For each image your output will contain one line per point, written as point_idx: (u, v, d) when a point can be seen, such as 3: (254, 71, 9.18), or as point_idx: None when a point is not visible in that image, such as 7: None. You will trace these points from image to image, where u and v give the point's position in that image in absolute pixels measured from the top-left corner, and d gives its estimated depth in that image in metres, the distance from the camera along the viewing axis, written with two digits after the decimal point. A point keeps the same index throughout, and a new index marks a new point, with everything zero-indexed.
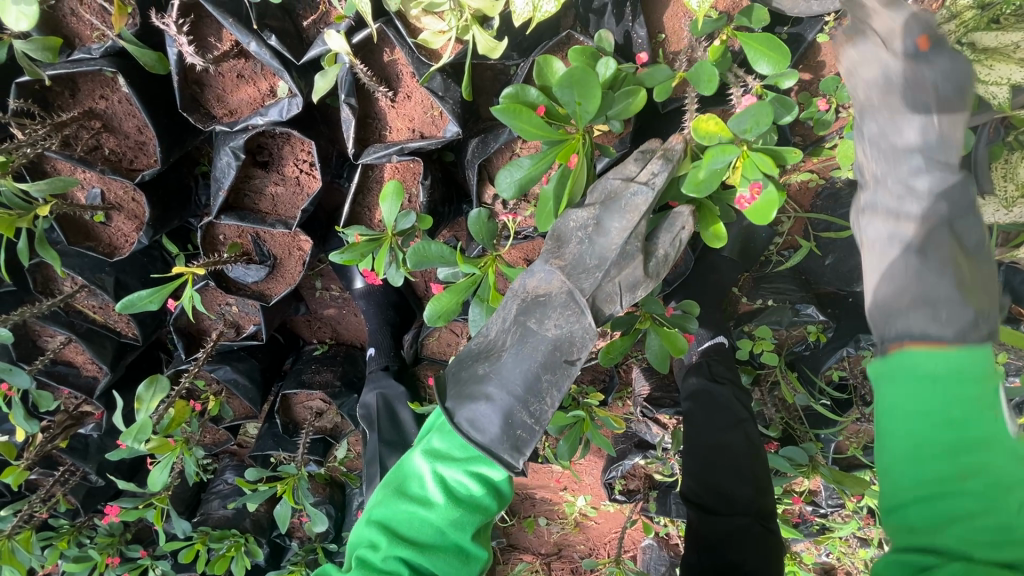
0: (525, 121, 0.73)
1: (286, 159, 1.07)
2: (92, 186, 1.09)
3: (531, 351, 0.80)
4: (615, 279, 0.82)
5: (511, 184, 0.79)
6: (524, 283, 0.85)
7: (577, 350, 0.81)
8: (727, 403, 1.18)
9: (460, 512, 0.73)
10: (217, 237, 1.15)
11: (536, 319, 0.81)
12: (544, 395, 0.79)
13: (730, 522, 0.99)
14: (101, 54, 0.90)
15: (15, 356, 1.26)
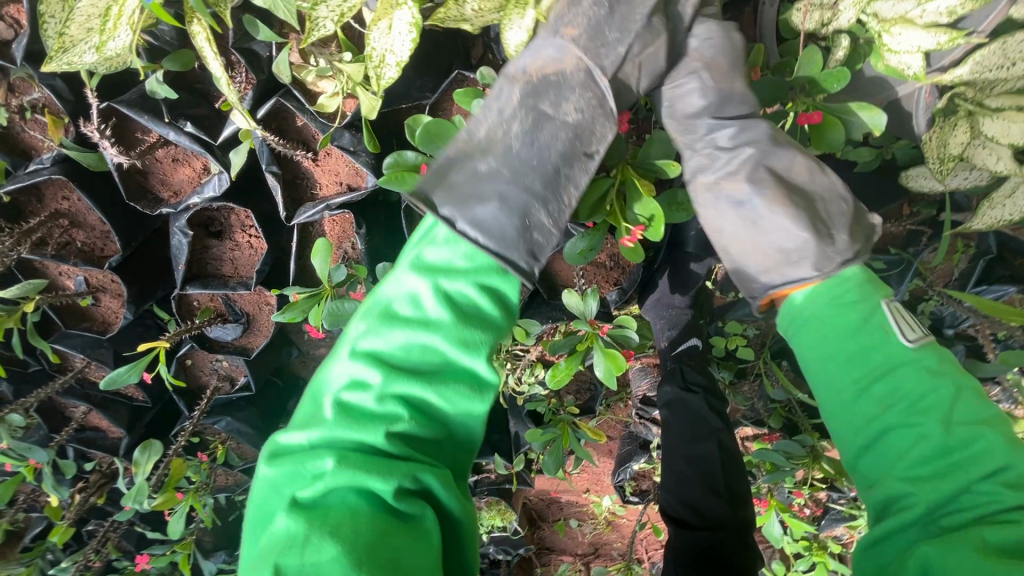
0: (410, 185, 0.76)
1: (235, 227, 1.14)
2: (76, 274, 1.20)
3: (548, 140, 0.72)
4: (641, 55, 0.74)
5: None
6: (525, 64, 0.73)
7: (596, 141, 0.74)
8: (699, 410, 1.11)
9: (469, 327, 0.62)
10: (192, 303, 1.24)
11: (550, 103, 0.72)
12: (562, 190, 0.72)
13: (704, 540, 0.96)
14: (52, 162, 1.00)
15: (46, 428, 1.41)
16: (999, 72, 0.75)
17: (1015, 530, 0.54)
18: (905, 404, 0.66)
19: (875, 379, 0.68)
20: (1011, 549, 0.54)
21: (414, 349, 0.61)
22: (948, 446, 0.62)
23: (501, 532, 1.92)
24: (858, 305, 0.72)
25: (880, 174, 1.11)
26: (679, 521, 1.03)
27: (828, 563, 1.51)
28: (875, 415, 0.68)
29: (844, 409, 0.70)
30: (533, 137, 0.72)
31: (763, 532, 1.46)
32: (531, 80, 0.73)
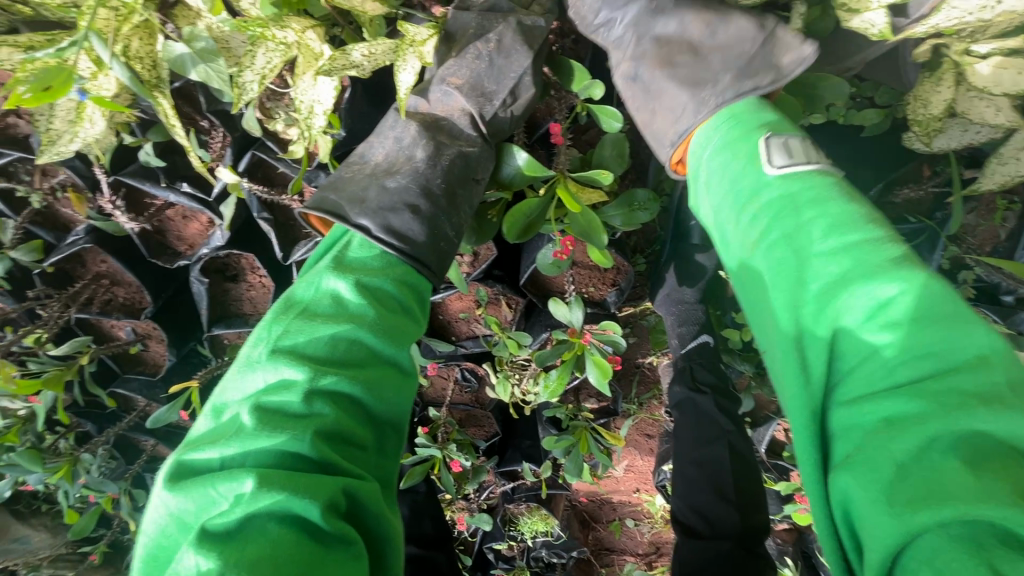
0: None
1: (248, 268, 1.24)
2: (125, 325, 1.34)
3: (445, 162, 0.78)
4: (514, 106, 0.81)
5: None
6: (418, 105, 0.82)
7: (482, 169, 0.81)
8: (709, 414, 1.14)
9: (391, 321, 0.68)
10: (223, 342, 1.36)
11: (446, 135, 0.79)
12: (459, 207, 0.79)
13: (712, 548, 1.02)
14: (84, 232, 1.13)
15: (124, 461, 1.59)
16: (983, 15, 0.66)
17: (904, 406, 0.45)
18: (772, 227, 0.59)
19: (748, 231, 0.62)
20: (895, 421, 0.45)
21: (338, 346, 0.64)
22: (805, 247, 0.56)
23: (548, 536, 1.93)
24: (742, 151, 0.67)
25: (890, 135, 1.01)
26: (690, 527, 1.08)
27: None
28: (749, 252, 0.62)
29: (750, 307, 0.63)
30: (435, 161, 0.77)
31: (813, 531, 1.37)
32: (425, 120, 0.80)
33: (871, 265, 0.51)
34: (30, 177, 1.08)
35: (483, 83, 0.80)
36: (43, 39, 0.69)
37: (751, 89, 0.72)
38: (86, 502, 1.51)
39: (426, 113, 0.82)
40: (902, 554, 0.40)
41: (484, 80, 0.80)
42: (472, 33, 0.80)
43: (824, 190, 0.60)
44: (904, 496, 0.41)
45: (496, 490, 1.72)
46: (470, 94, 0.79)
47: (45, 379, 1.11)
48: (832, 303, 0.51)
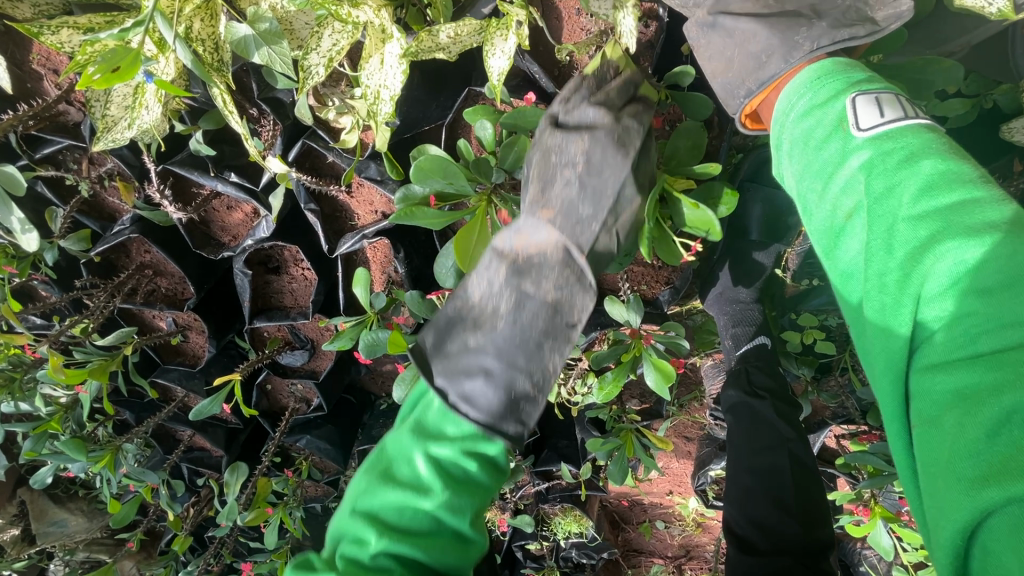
0: (424, 217, 0.70)
1: (289, 259, 1.21)
2: (166, 316, 1.33)
3: (529, 317, 0.66)
4: (614, 227, 0.69)
5: (449, 273, 0.78)
6: (505, 240, 0.68)
7: (576, 312, 0.68)
8: (768, 420, 1.08)
9: (460, 498, 0.63)
10: (262, 335, 1.34)
11: (531, 282, 0.66)
12: (544, 358, 0.67)
13: (771, 562, 0.93)
14: (131, 223, 1.12)
15: (162, 451, 1.60)
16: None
17: (976, 378, 0.40)
18: (867, 195, 0.51)
19: (838, 203, 0.54)
20: (965, 394, 0.40)
21: (406, 514, 0.63)
22: (889, 213, 0.48)
23: (580, 537, 1.89)
24: (823, 111, 0.59)
25: (978, 128, 0.95)
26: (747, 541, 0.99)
27: None
28: (838, 223, 0.54)
29: (838, 283, 0.55)
30: (518, 314, 0.66)
31: (870, 542, 1.30)
32: (518, 258, 0.67)
33: (965, 227, 0.43)
34: (78, 166, 1.07)
35: (574, 214, 0.67)
36: (103, 20, 0.67)
37: (849, 36, 0.66)
38: (126, 490, 1.52)
39: (517, 251, 0.68)
40: (978, 531, 0.38)
41: (577, 205, 0.67)
42: (554, 154, 0.68)
43: (923, 145, 0.50)
44: (971, 472, 0.38)
45: (531, 489, 1.69)
46: (564, 237, 0.67)
47: (92, 368, 1.11)
48: (916, 275, 0.44)
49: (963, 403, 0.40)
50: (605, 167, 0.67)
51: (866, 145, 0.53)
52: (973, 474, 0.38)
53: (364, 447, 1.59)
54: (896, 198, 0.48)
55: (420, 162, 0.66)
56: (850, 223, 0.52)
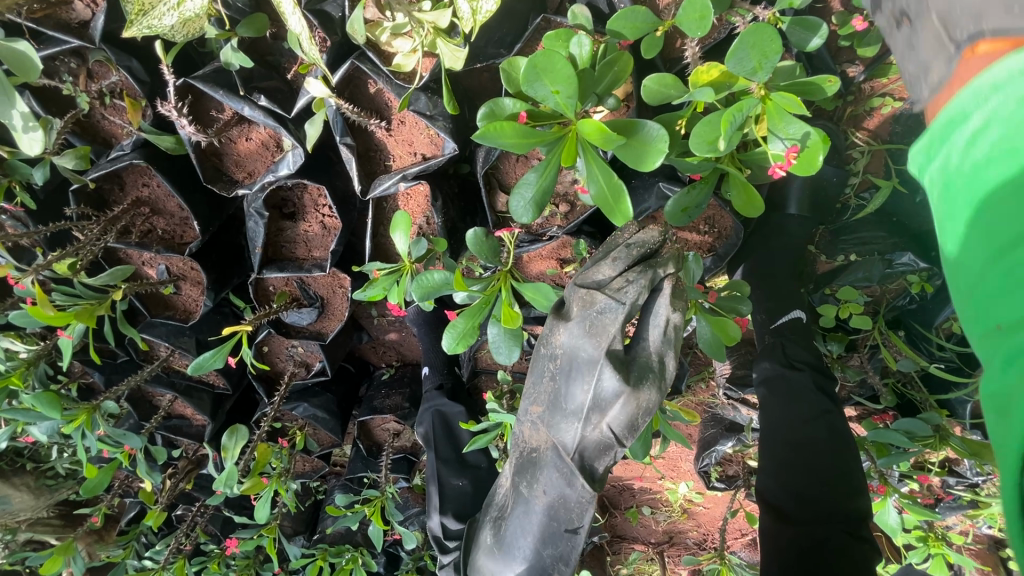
0: (514, 134, 0.63)
1: (308, 204, 1.11)
2: (158, 263, 1.21)
3: (528, 519, 0.88)
4: (599, 424, 0.77)
5: (527, 206, 0.70)
6: (519, 435, 0.90)
7: (575, 517, 0.83)
8: (806, 391, 1.03)
9: None
10: (268, 289, 1.23)
11: (528, 480, 0.87)
12: (552, 569, 0.88)
13: (812, 533, 0.89)
14: (132, 148, 1.00)
15: (137, 417, 1.46)
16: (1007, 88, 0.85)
17: None
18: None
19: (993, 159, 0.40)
20: None
21: None
22: None
23: None
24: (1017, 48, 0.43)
25: None
26: (781, 505, 0.95)
27: (947, 555, 1.32)
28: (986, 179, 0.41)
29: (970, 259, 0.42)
30: (525, 527, 0.89)
31: (876, 521, 1.31)
32: (520, 454, 0.90)
33: None
34: (75, 78, 0.94)
35: (558, 406, 0.81)
36: None
37: None
38: (94, 458, 1.37)
39: (525, 441, 0.88)
40: None
41: (560, 398, 0.81)
42: (542, 347, 0.83)
43: None
44: None
45: None
46: (545, 422, 0.83)
47: (79, 310, 0.98)
48: None
49: None
50: (582, 349, 0.77)
51: None
52: None
53: (365, 418, 1.50)
54: None
55: (532, 59, 0.56)
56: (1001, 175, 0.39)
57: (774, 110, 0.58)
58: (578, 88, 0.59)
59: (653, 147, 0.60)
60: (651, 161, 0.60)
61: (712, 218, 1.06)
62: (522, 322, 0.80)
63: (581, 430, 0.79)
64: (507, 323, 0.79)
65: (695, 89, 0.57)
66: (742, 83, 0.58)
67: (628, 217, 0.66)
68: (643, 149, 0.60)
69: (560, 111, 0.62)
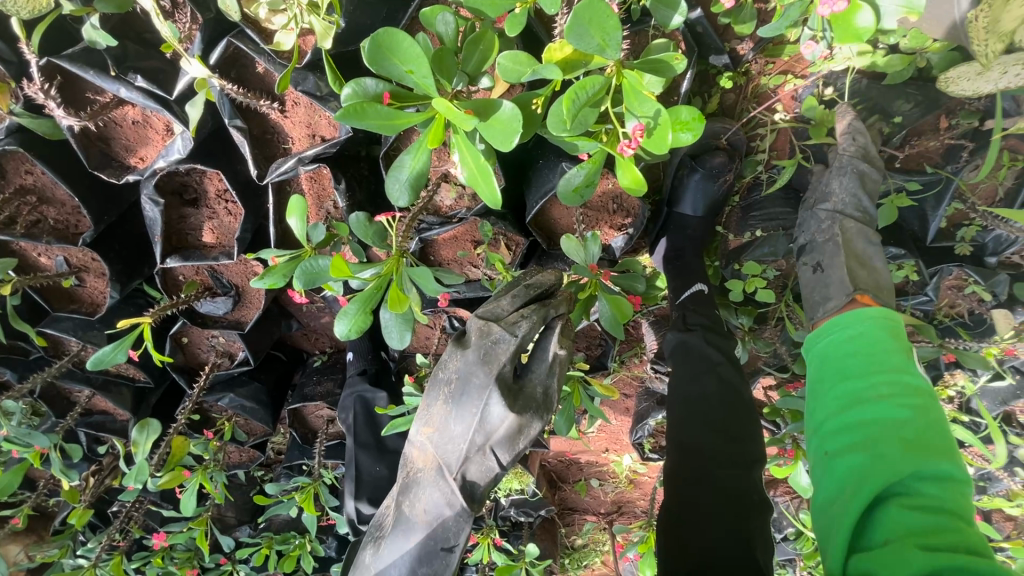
0: (374, 116, 0.62)
1: (210, 191, 1.08)
2: (55, 254, 1.16)
3: (408, 540, 0.83)
4: (483, 446, 0.80)
5: (403, 189, 0.70)
6: (409, 452, 0.87)
7: (452, 537, 0.82)
8: (699, 351, 1.03)
9: None
10: (177, 279, 1.19)
11: (408, 502, 0.84)
12: None
13: (697, 494, 0.83)
14: (5, 133, 0.94)
15: (52, 414, 1.41)
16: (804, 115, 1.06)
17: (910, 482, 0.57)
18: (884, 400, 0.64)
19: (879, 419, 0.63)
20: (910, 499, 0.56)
21: None
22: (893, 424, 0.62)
23: (521, 493, 1.92)
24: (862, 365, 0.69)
25: (910, 83, 1.02)
26: (672, 471, 0.89)
27: None
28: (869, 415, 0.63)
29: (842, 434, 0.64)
30: (405, 551, 0.83)
31: (790, 484, 1.38)
32: (409, 471, 0.86)
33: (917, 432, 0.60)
34: None
35: (447, 427, 0.82)
36: None
37: None
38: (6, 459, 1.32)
39: (414, 459, 0.86)
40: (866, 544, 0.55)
41: (448, 422, 0.82)
42: (440, 370, 0.86)
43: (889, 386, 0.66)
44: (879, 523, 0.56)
45: None
46: (432, 442, 0.84)
47: None
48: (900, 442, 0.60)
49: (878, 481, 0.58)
50: (473, 377, 0.82)
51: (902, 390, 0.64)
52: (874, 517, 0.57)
53: (296, 405, 1.48)
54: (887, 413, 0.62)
55: (376, 38, 0.56)
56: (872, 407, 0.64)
57: (628, 92, 0.59)
58: (432, 67, 0.58)
59: (508, 125, 0.59)
60: (508, 139, 0.59)
61: (619, 197, 1.08)
62: (412, 306, 0.79)
63: (466, 451, 0.81)
64: (397, 308, 0.79)
65: (542, 65, 0.57)
66: (596, 61, 0.59)
67: (498, 198, 0.65)
68: (497, 128, 0.59)
69: (420, 92, 0.61)
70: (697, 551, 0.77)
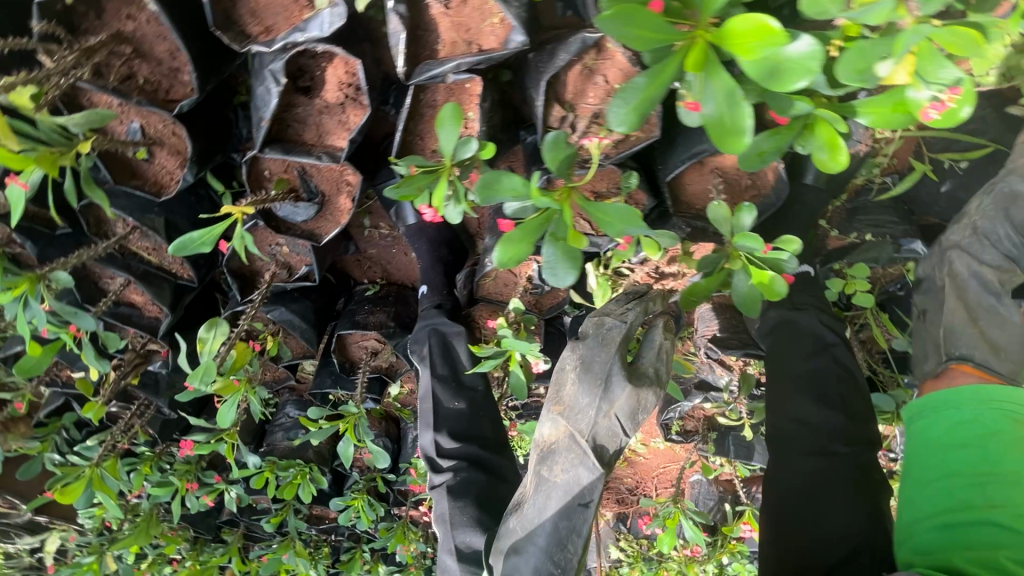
0: (645, 21, 0.56)
1: (330, 82, 0.96)
2: (131, 119, 1.02)
3: (548, 497, 0.95)
4: (611, 413, 0.93)
5: (626, 115, 0.63)
6: (540, 432, 1.00)
7: (588, 493, 0.93)
8: (813, 330, 1.11)
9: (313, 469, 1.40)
10: (262, 173, 1.09)
11: (547, 467, 0.96)
12: (567, 543, 0.92)
13: (810, 465, 0.96)
14: None
15: (80, 299, 1.28)
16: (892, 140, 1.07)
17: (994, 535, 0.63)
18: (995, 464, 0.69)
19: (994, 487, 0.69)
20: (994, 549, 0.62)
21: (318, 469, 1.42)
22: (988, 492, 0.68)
23: None
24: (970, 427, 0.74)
25: None
26: (788, 439, 1.01)
27: None
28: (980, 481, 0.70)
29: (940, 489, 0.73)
30: (550, 508, 0.94)
31: None
32: (541, 446, 0.99)
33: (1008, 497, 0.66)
34: None
35: (577, 402, 0.95)
36: None
37: None
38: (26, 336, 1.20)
39: (546, 438, 0.99)
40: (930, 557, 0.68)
41: (580, 397, 0.95)
42: (564, 363, 1.01)
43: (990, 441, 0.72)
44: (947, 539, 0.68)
45: (508, 407, 1.63)
46: (564, 416, 0.96)
47: (38, 155, 0.82)
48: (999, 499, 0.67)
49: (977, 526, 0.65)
50: (593, 364, 0.96)
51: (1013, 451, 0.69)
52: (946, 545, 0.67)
53: (345, 331, 1.41)
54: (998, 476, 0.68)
55: None
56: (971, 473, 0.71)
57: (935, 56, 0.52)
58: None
59: (796, 67, 0.53)
60: (793, 83, 0.53)
61: (756, 171, 1.02)
62: (587, 245, 0.75)
63: (596, 418, 0.93)
64: (571, 243, 0.75)
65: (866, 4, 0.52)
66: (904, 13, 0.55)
67: (744, 148, 0.59)
68: (777, 69, 0.54)
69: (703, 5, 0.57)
70: (823, 515, 0.89)
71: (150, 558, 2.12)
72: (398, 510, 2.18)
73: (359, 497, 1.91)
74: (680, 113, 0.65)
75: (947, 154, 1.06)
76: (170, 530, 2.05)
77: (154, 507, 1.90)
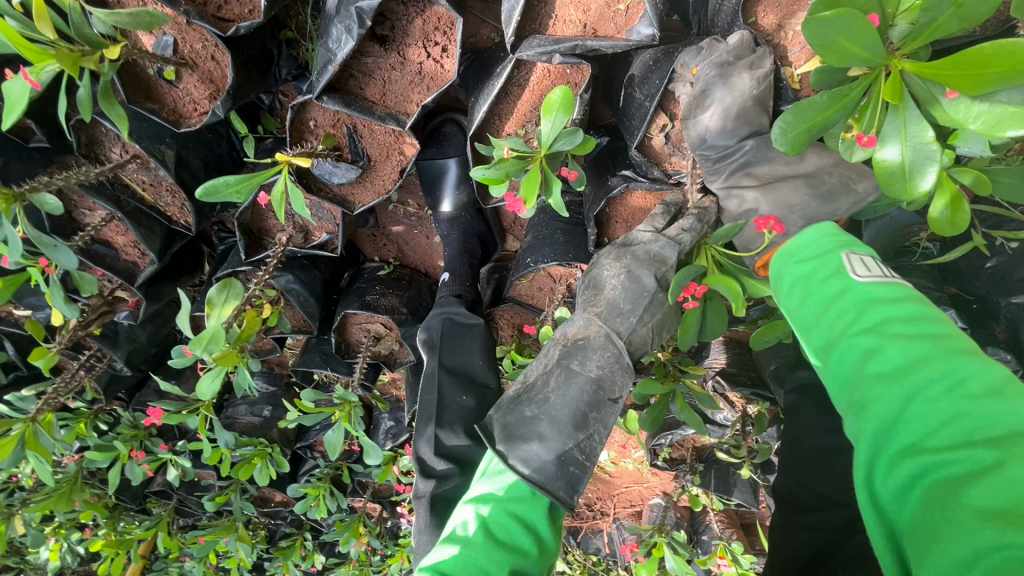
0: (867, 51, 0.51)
1: (413, 35, 0.86)
2: (164, 30, 0.88)
3: (576, 389, 0.77)
4: (649, 325, 0.85)
5: (790, 130, 0.58)
6: (564, 331, 0.86)
7: (617, 389, 0.80)
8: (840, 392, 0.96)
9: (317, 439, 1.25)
10: (307, 122, 0.97)
11: (578, 360, 0.80)
12: (592, 432, 0.75)
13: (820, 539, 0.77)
14: None
15: (48, 228, 1.09)
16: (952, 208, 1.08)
17: (881, 395, 0.43)
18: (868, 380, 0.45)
19: (849, 358, 0.47)
20: (896, 391, 0.42)
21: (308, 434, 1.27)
22: (900, 397, 0.41)
23: None
24: (915, 380, 0.41)
25: None
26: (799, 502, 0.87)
27: None
28: (879, 371, 0.44)
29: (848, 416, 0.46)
30: (584, 412, 0.75)
31: None
32: (567, 342, 0.83)
33: (918, 417, 0.39)
34: None
35: (617, 307, 0.85)
36: None
37: None
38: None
39: (569, 335, 0.85)
40: (898, 429, 0.40)
41: (620, 304, 0.85)
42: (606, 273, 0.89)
43: (902, 353, 0.43)
44: (867, 410, 0.44)
45: None
46: (602, 317, 0.84)
47: (58, 50, 0.67)
48: (842, 390, 0.47)
49: (860, 408, 0.44)
50: (648, 284, 0.84)
51: (938, 345, 0.42)
52: (846, 406, 0.46)
53: (352, 310, 1.28)
54: (906, 385, 0.42)
55: None
56: (878, 403, 0.43)
57: None
58: (975, 20, 0.49)
59: (1012, 112, 0.50)
60: (1001, 129, 0.49)
61: None
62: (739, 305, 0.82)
63: (635, 326, 0.84)
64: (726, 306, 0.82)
65: None
66: None
67: (915, 193, 0.56)
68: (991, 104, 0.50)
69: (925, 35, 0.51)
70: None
71: (57, 523, 1.85)
72: (352, 502, 2.02)
73: (320, 486, 1.75)
74: (843, 144, 0.61)
75: (999, 230, 1.08)
76: (91, 496, 1.80)
77: (78, 470, 1.66)
